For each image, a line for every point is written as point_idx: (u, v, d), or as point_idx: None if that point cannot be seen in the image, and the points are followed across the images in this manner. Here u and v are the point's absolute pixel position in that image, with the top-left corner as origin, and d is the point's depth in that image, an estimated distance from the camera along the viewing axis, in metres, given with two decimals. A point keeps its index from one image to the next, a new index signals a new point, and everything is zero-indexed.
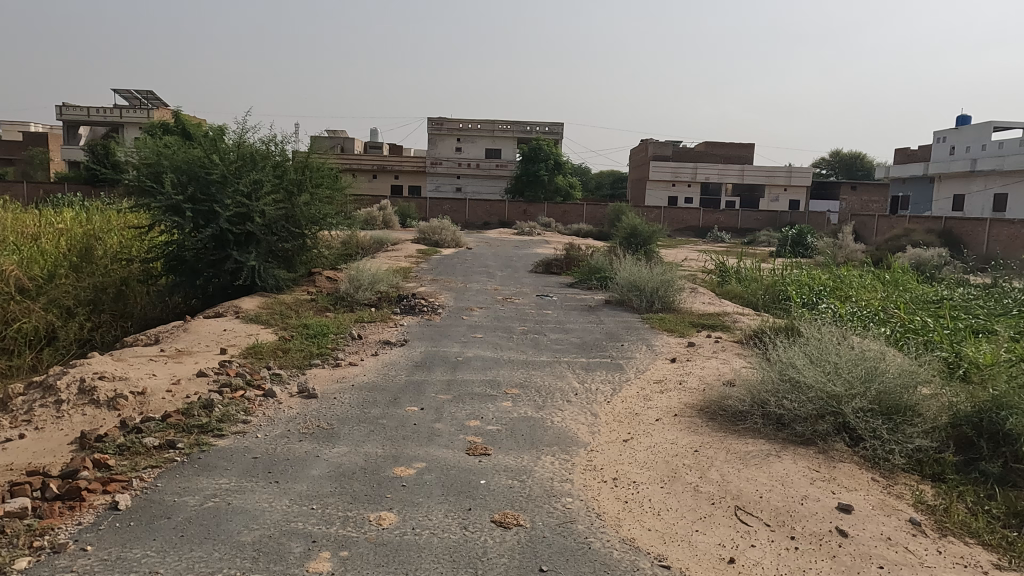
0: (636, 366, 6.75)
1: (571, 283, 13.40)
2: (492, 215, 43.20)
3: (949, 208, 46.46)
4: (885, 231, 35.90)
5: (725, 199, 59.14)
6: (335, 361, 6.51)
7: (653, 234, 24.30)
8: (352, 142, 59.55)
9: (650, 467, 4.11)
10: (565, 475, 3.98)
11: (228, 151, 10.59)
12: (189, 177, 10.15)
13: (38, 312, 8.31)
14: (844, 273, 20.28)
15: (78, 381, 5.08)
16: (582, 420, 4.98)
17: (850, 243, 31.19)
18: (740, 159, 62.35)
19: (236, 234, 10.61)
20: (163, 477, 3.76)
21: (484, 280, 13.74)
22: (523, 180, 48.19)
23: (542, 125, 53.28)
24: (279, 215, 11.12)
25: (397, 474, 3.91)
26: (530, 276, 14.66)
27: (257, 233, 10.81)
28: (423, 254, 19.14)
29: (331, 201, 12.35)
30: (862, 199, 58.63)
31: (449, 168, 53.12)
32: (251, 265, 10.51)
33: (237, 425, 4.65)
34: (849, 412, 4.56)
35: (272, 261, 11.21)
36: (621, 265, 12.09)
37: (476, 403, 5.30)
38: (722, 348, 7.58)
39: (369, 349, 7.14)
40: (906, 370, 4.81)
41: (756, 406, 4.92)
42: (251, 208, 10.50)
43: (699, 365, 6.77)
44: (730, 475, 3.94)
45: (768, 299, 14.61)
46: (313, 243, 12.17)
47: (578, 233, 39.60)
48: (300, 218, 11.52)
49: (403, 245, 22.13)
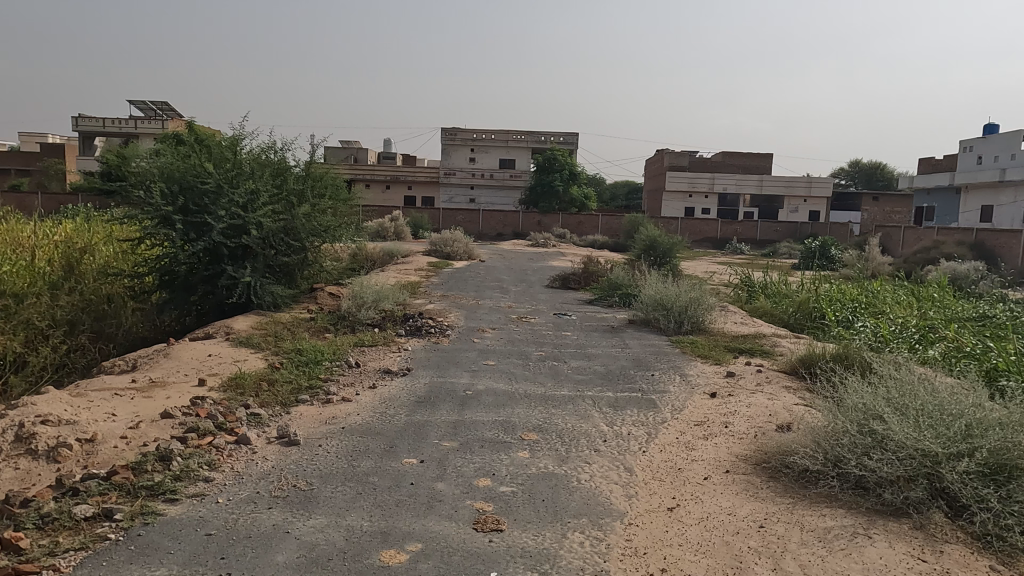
0: (671, 403, 5.85)
1: (590, 300, 12.53)
2: (506, 226, 42.47)
3: (977, 219, 45.04)
4: (912, 243, 34.67)
5: (743, 210, 58.18)
6: (327, 395, 5.68)
7: (673, 248, 23.44)
8: (365, 153, 59.61)
9: (707, 552, 3.23)
10: (599, 564, 3.10)
11: (224, 159, 9.95)
12: (180, 187, 9.47)
13: (6, 335, 7.55)
14: (876, 289, 19.33)
15: (15, 427, 4.28)
16: (614, 479, 4.10)
17: (877, 256, 30.12)
18: (758, 169, 61.44)
19: (232, 248, 9.90)
20: (85, 567, 2.94)
21: (497, 297, 12.91)
22: (537, 191, 47.46)
23: (557, 135, 52.76)
24: (278, 227, 10.34)
25: (383, 562, 3.05)
26: (545, 292, 13.81)
27: (255, 246, 10.04)
28: (435, 267, 18.47)
29: (334, 212, 11.67)
30: (884, 210, 57.36)
31: (462, 180, 52.53)
32: (246, 281, 9.77)
33: (197, 485, 3.82)
34: (953, 475, 3.62)
35: (269, 277, 10.43)
36: (646, 281, 11.21)
37: (487, 455, 4.43)
38: (767, 379, 6.68)
39: (367, 380, 6.30)
40: (1020, 419, 3.86)
41: (829, 465, 3.99)
42: (246, 221, 9.73)
43: (744, 402, 5.86)
44: (812, 568, 3.04)
45: (800, 317, 13.65)
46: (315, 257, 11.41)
47: (594, 245, 38.80)
48: (300, 230, 10.75)
49: (414, 257, 21.49)
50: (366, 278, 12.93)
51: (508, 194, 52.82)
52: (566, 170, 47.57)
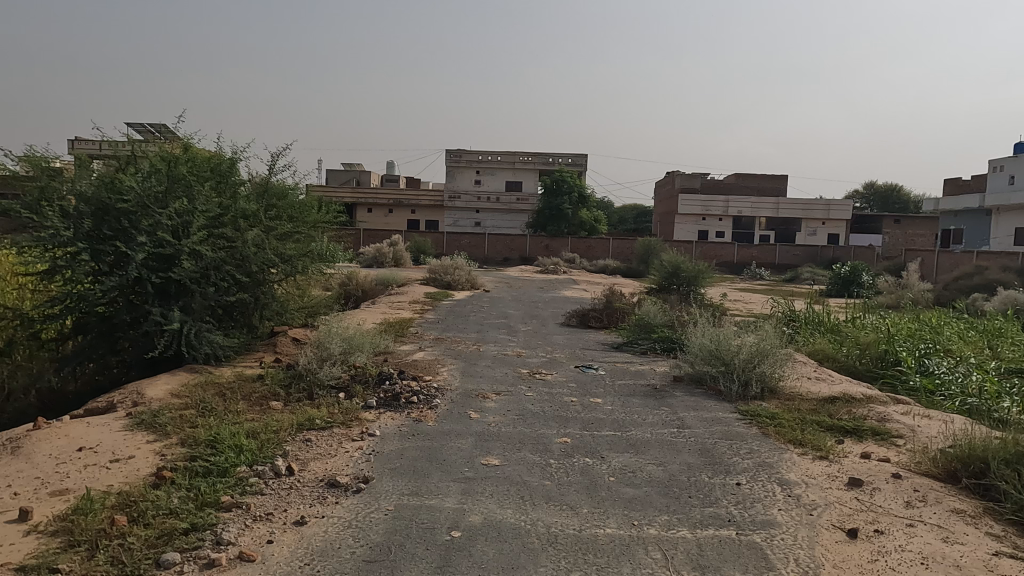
0: (793, 558, 3.50)
1: (617, 344, 10.23)
2: (513, 251, 40.34)
3: (1010, 243, 42.59)
4: (949, 268, 32.25)
5: (759, 233, 56.03)
6: (212, 551, 3.33)
7: (698, 276, 21.17)
8: (367, 175, 57.95)
9: None
10: None
11: (150, 171, 7.74)
12: (90, 207, 7.27)
13: None
14: (935, 322, 16.98)
15: None
16: None
17: (916, 282, 27.74)
18: (773, 191, 59.35)
19: (158, 285, 7.59)
20: None
21: (504, 339, 10.63)
22: (545, 214, 45.41)
23: (565, 156, 50.92)
24: (223, 255, 8.01)
25: None
26: (561, 332, 11.53)
27: (192, 281, 7.73)
28: (433, 299, 16.28)
29: (298, 239, 9.37)
30: (907, 232, 55.04)
31: (467, 203, 50.59)
32: (175, 328, 7.38)
33: None
34: None
35: (211, 321, 8.04)
36: (692, 324, 8.88)
37: None
38: (916, 496, 4.32)
39: (295, 505, 3.96)
40: None
41: None
42: (176, 248, 7.45)
43: (918, 559, 3.48)
44: None
45: (869, 363, 11.30)
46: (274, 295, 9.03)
47: (606, 270, 36.60)
48: (252, 260, 8.33)
49: (410, 286, 19.31)
50: (345, 319, 10.63)
51: (515, 218, 50.79)
52: (575, 193, 45.56)
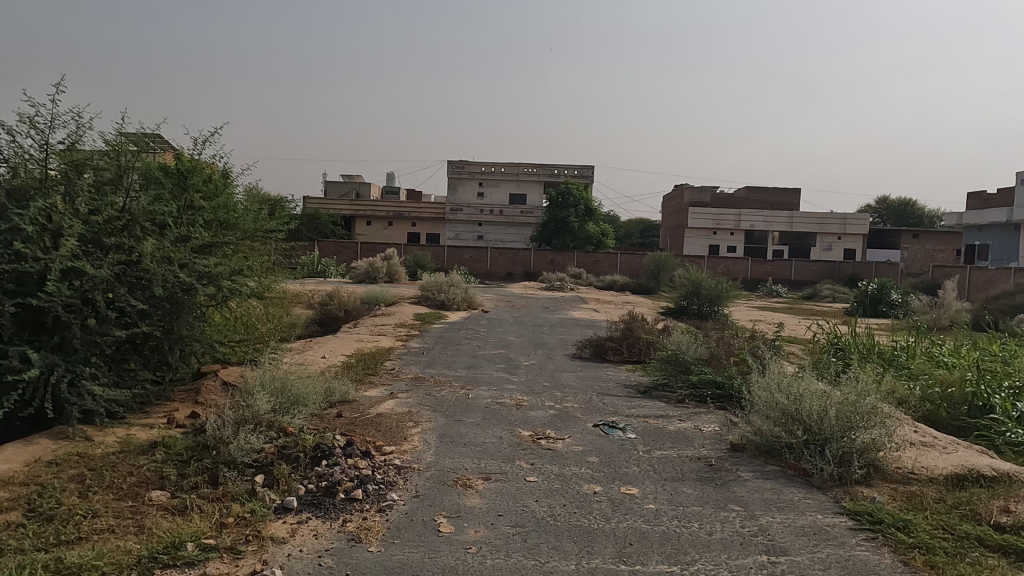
0: None
1: (645, 387, 8.06)
2: (516, 265, 38.24)
3: None
4: (984, 287, 30.00)
5: (772, 248, 53.88)
6: None
7: (721, 296, 19.04)
8: (366, 188, 56.27)
9: None
10: None
11: (16, 163, 5.68)
12: None
13: None
14: (1000, 350, 14.74)
15: None
16: None
17: (953, 301, 25.49)
18: (787, 205, 57.26)
19: (22, 315, 5.49)
20: None
21: (502, 378, 8.49)
22: (551, 227, 43.37)
23: (571, 168, 49.01)
24: (119, 272, 5.88)
25: None
26: (572, 367, 9.38)
27: (71, 309, 5.61)
28: (422, 323, 14.17)
29: (232, 256, 7.19)
30: (926, 248, 52.82)
31: (470, 216, 48.61)
32: (37, 377, 5.26)
33: None
34: None
35: (102, 364, 5.90)
36: (755, 374, 6.68)
37: None
38: None
39: None
40: None
41: None
42: (43, 265, 5.35)
43: None
44: None
45: (953, 408, 9.10)
46: (199, 328, 6.88)
47: (614, 286, 34.47)
48: (162, 282, 6.14)
49: (399, 306, 17.21)
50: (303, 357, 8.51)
51: (518, 231, 48.75)
52: (581, 205, 43.54)
